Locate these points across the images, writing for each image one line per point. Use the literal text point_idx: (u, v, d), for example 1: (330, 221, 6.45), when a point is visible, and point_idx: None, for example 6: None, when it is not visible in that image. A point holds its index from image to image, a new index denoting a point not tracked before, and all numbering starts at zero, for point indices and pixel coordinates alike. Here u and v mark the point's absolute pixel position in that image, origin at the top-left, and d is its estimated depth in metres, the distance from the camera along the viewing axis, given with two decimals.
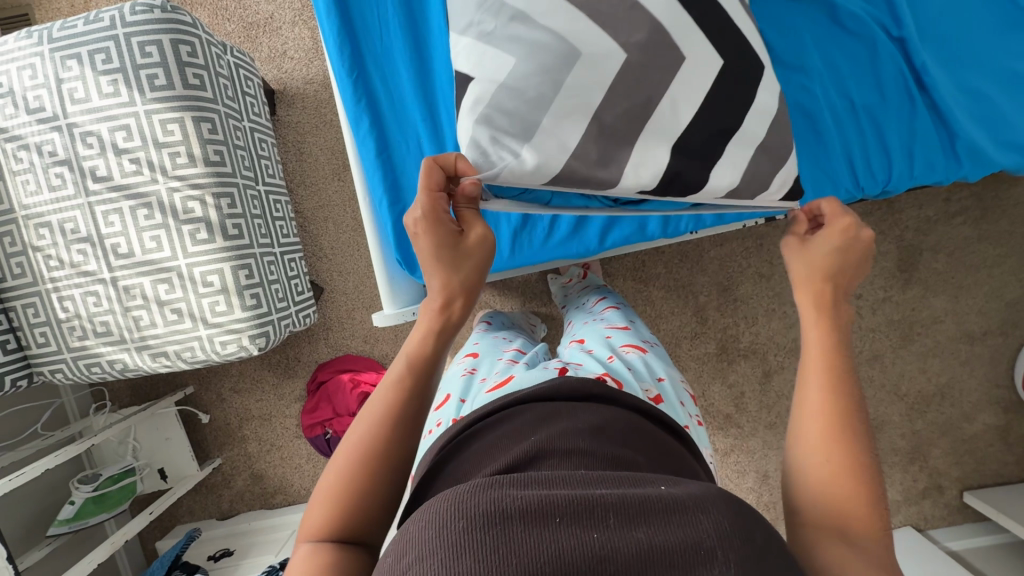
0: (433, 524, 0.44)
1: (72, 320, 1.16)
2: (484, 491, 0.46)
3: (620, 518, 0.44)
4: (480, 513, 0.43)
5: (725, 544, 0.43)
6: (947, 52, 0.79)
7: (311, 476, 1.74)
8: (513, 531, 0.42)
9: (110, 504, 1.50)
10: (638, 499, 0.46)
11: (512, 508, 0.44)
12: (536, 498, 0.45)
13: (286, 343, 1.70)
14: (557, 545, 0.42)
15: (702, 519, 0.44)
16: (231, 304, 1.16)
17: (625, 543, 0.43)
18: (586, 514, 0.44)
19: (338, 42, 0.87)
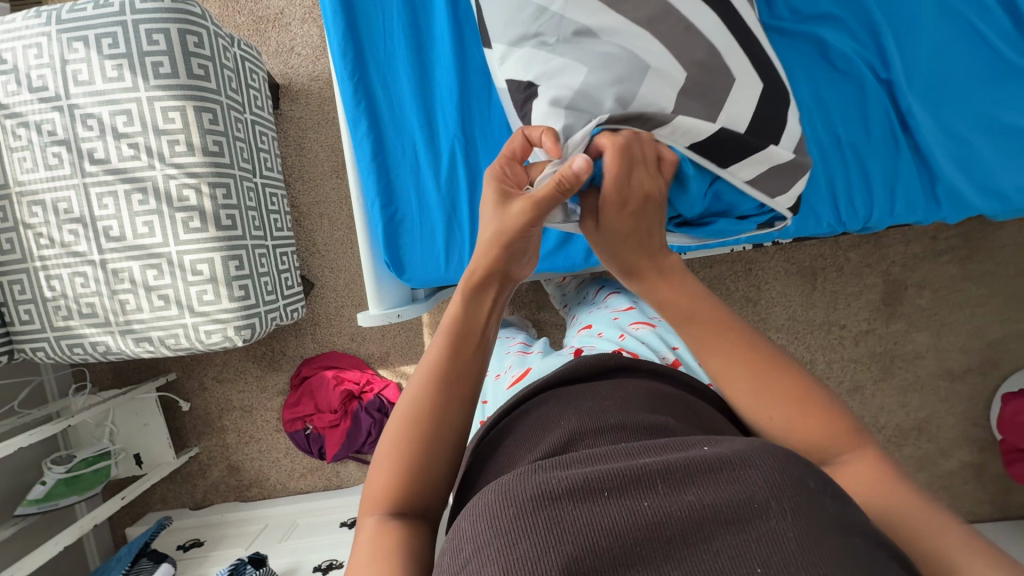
0: (484, 516, 0.45)
1: (58, 300, 1.16)
2: (528, 477, 0.47)
3: (667, 485, 0.45)
4: (528, 498, 0.44)
5: (780, 493, 0.42)
6: (930, 95, 0.82)
7: (288, 471, 1.73)
8: (563, 510, 0.43)
9: (82, 487, 1.48)
10: (683, 463, 0.46)
11: (558, 488, 0.45)
12: (581, 476, 0.46)
13: (272, 336, 1.70)
14: (611, 518, 0.43)
15: (754, 473, 0.44)
16: (219, 294, 1.16)
17: (676, 507, 0.43)
18: (632, 486, 0.45)
19: (340, 43, 0.88)
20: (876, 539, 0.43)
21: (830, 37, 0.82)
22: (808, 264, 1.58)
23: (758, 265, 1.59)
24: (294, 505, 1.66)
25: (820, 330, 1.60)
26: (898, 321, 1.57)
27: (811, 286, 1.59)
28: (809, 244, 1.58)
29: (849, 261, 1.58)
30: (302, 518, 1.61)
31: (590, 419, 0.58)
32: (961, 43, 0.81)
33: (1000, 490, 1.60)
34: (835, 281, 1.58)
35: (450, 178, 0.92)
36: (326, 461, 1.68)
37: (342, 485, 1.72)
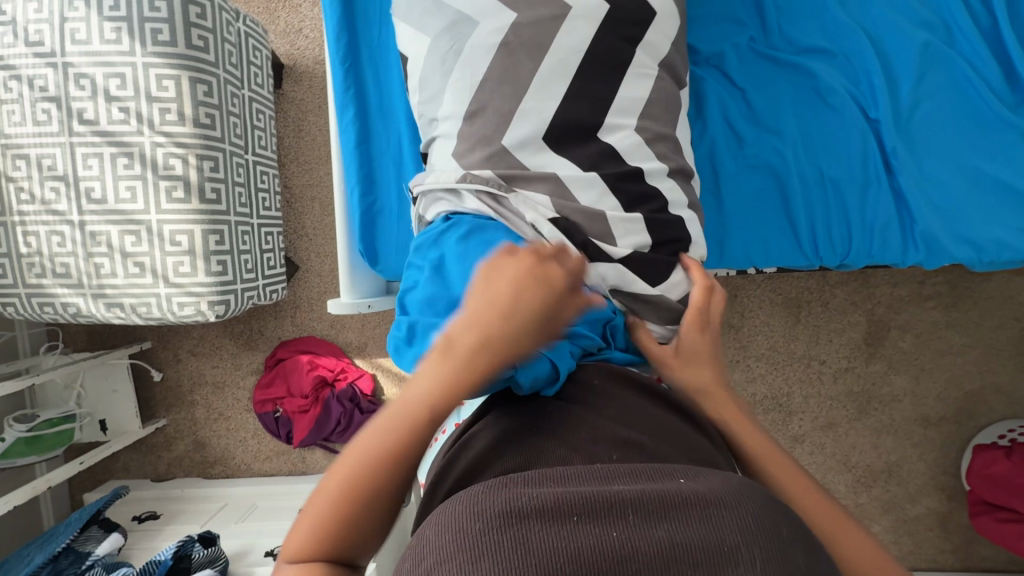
0: (454, 525, 0.45)
1: (33, 257, 1.14)
2: (498, 494, 0.47)
3: (639, 515, 0.45)
4: (495, 515, 0.45)
5: (751, 540, 0.43)
6: (916, 141, 0.82)
7: (254, 452, 1.72)
8: (531, 531, 0.43)
9: (42, 447, 1.47)
10: (658, 496, 0.46)
11: (527, 507, 0.45)
12: (552, 498, 0.46)
13: (252, 315, 1.69)
14: (576, 543, 0.43)
15: (729, 513, 0.45)
16: (195, 267, 1.15)
17: (643, 542, 0.43)
18: (605, 513, 0.45)
19: (336, 25, 0.88)
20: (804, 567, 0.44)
21: (818, 71, 0.83)
22: (793, 297, 1.58)
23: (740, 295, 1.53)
24: (256, 487, 1.65)
25: (799, 363, 1.59)
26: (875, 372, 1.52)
27: (795, 318, 1.58)
28: (796, 276, 1.58)
29: (835, 297, 1.58)
30: (262, 501, 1.60)
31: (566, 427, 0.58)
32: (951, 90, 0.81)
33: (963, 541, 1.59)
34: (819, 316, 1.58)
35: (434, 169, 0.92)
36: (292, 445, 1.67)
37: (307, 471, 1.70)
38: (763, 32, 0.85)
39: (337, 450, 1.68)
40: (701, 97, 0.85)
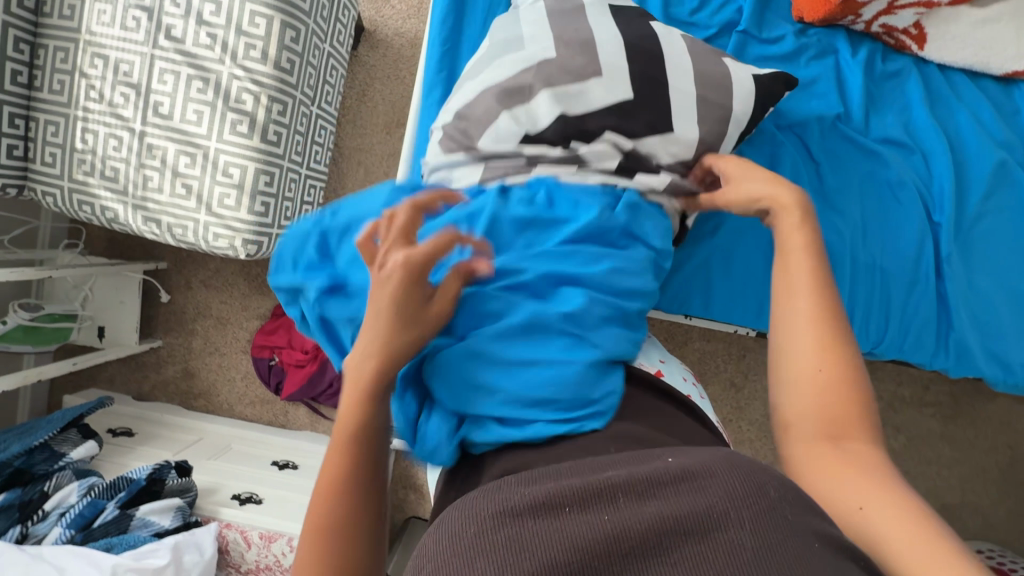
0: (463, 522, 0.47)
1: (86, 154, 1.15)
2: (492, 495, 0.49)
3: (630, 496, 0.48)
4: (490, 516, 0.47)
5: (737, 504, 0.45)
6: (971, 250, 0.84)
7: (239, 394, 1.72)
8: (525, 527, 0.46)
9: (39, 339, 1.47)
10: (646, 476, 0.48)
11: (522, 505, 0.47)
12: (545, 494, 0.48)
13: (272, 261, 1.69)
14: (572, 531, 0.45)
15: (715, 483, 0.47)
16: (239, 202, 1.16)
17: (635, 519, 0.45)
18: (594, 500, 0.48)
19: (444, 15, 0.96)
20: (812, 528, 0.45)
21: (889, 164, 0.85)
22: None
23: (750, 358, 1.47)
24: (235, 428, 1.65)
25: None
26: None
27: None
28: None
29: None
30: (236, 443, 1.59)
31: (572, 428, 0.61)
32: (1015, 209, 0.84)
33: None
34: None
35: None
36: (279, 396, 1.68)
37: (286, 426, 1.70)
38: (849, 113, 0.88)
39: (321, 412, 1.68)
40: (776, 158, 0.86)
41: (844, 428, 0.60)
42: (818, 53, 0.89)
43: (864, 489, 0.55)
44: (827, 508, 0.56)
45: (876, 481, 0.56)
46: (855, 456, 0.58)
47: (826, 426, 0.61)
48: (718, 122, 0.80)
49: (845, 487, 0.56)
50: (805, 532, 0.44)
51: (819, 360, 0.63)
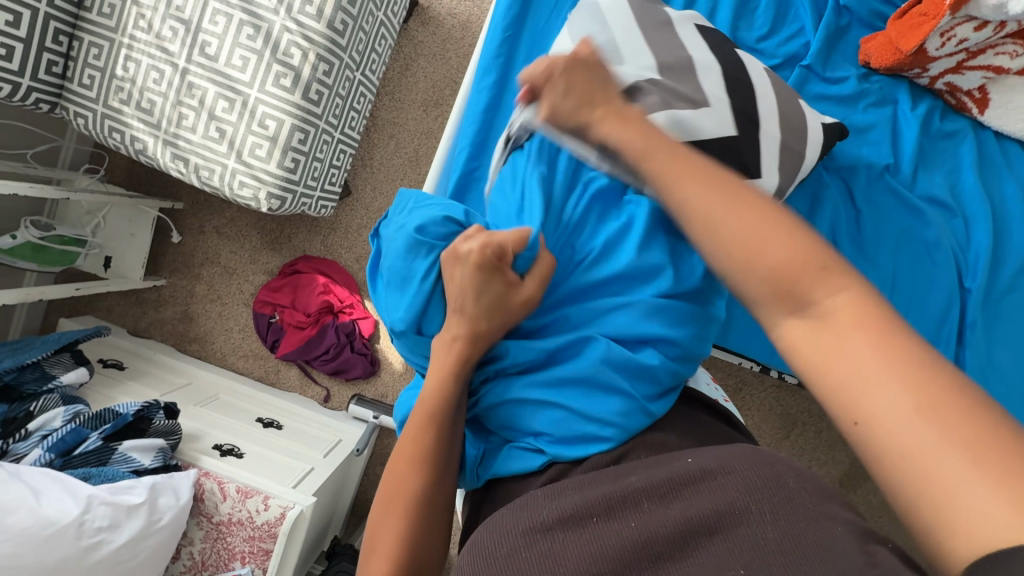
0: (493, 541, 0.53)
1: (125, 82, 1.14)
2: (521, 512, 0.56)
3: (654, 502, 0.51)
4: (522, 532, 0.53)
5: (758, 499, 0.47)
6: (993, 321, 0.84)
7: (234, 345, 1.71)
8: (555, 542, 0.50)
9: (44, 260, 1.46)
10: (666, 479, 0.52)
11: (551, 518, 0.53)
12: (571, 507, 0.53)
13: (288, 219, 1.68)
14: (601, 538, 0.49)
15: (735, 479, 0.50)
16: (270, 155, 1.15)
17: (661, 520, 0.49)
18: (621, 507, 0.52)
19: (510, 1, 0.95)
20: (833, 514, 0.45)
21: (929, 225, 0.85)
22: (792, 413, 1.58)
23: (747, 392, 1.47)
24: (227, 379, 1.64)
25: None
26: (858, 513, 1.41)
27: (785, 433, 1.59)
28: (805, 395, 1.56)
29: None
30: (223, 394, 1.57)
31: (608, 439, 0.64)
32: None
33: None
34: None
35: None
36: (274, 353, 1.68)
37: (276, 384, 1.69)
38: (896, 166, 0.87)
39: (312, 376, 1.68)
40: (818, 201, 0.87)
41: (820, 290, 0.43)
42: (878, 101, 0.89)
43: (869, 386, 0.38)
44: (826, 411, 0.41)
45: (860, 347, 0.39)
46: (833, 325, 0.41)
47: (781, 302, 0.44)
48: (788, 161, 0.80)
49: (851, 381, 0.39)
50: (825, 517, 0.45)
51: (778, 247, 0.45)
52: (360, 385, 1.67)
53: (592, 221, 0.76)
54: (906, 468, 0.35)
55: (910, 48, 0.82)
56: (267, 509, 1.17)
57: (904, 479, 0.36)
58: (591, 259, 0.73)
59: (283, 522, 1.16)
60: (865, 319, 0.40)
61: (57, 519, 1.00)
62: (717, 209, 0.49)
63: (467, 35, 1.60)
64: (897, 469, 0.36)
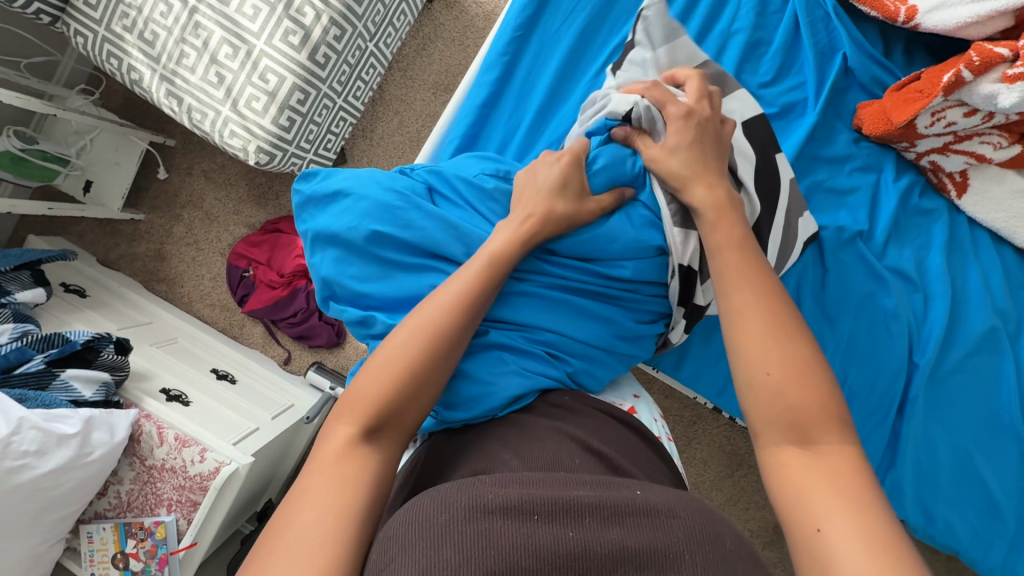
0: (429, 511, 0.54)
1: (131, 9, 1.12)
2: (466, 490, 0.56)
3: (595, 519, 0.53)
4: (462, 508, 0.53)
5: (694, 550, 0.50)
6: (935, 401, 0.86)
7: (203, 293, 1.69)
8: (494, 525, 0.51)
9: (22, 173, 1.42)
10: (613, 503, 0.54)
11: (493, 505, 0.54)
12: (517, 499, 0.54)
13: (278, 176, 1.66)
14: (534, 539, 0.51)
15: (677, 526, 0.52)
16: (266, 109, 1.13)
17: (599, 540, 0.51)
18: (563, 515, 0.54)
19: (526, 2, 0.96)
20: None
21: (889, 294, 0.86)
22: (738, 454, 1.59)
23: (699, 426, 1.49)
24: (190, 325, 1.62)
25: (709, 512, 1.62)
26: (782, 562, 1.45)
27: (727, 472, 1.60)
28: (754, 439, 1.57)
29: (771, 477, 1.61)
30: (183, 338, 1.56)
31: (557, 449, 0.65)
32: (989, 375, 0.86)
33: None
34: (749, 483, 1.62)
35: (532, 142, 0.93)
36: (241, 307, 1.66)
37: (238, 338, 1.68)
38: (870, 232, 0.89)
39: (275, 336, 1.67)
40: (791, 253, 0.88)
41: (818, 425, 0.58)
42: (863, 166, 0.90)
43: (828, 514, 0.52)
44: (788, 521, 0.54)
45: (822, 484, 0.54)
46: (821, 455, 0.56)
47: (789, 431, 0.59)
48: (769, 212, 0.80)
49: (816, 505, 0.53)
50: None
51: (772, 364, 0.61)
52: (322, 354, 1.66)
53: (561, 266, 0.77)
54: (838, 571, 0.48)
55: (901, 121, 0.83)
56: (201, 461, 1.16)
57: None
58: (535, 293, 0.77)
59: (216, 477, 1.15)
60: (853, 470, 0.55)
61: None
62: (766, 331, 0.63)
63: (489, 26, 1.58)
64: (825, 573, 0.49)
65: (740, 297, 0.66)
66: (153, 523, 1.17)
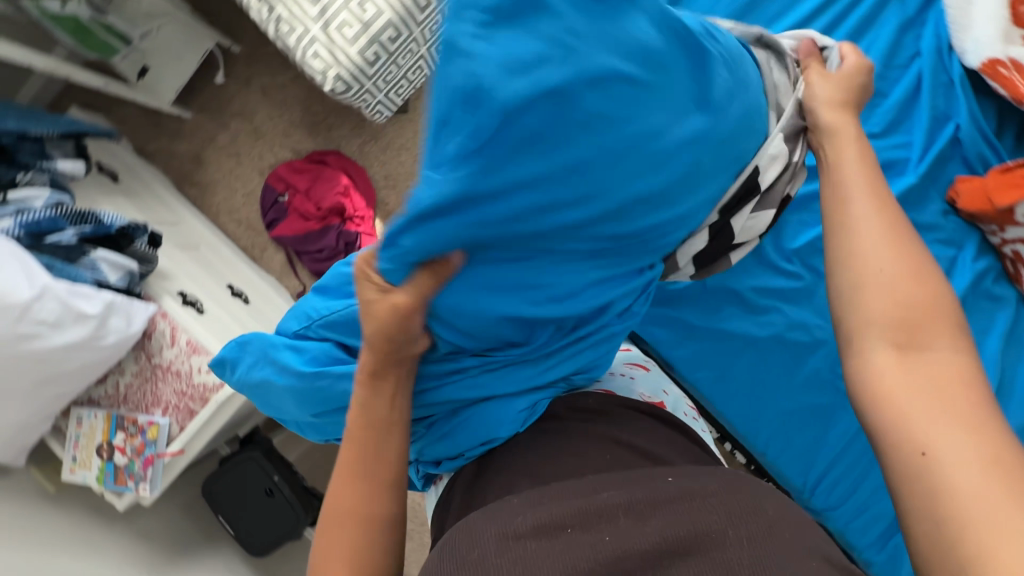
0: (461, 543, 0.56)
1: None
2: (493, 518, 0.57)
3: (630, 517, 0.54)
4: (493, 539, 0.54)
5: (737, 525, 0.52)
6: None
7: (233, 208, 1.66)
8: (527, 549, 0.52)
9: (84, 41, 1.38)
10: (645, 497, 0.56)
11: (523, 527, 0.54)
12: (546, 517, 0.55)
13: (336, 109, 1.63)
14: (570, 550, 0.52)
15: (717, 505, 0.54)
16: (355, 39, 1.11)
17: (637, 537, 0.52)
18: (596, 521, 0.55)
19: None
20: None
21: None
22: None
23: None
24: (214, 236, 1.59)
25: None
26: None
27: None
28: None
29: None
30: (205, 247, 1.53)
31: (578, 462, 0.65)
32: None
33: None
34: None
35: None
36: (268, 231, 1.63)
37: (257, 261, 1.66)
38: None
39: (295, 268, 1.64)
40: None
41: (925, 337, 0.55)
42: (946, 240, 0.91)
43: (941, 435, 0.49)
44: (892, 448, 0.51)
45: (944, 403, 0.50)
46: (927, 369, 0.53)
47: (896, 334, 0.56)
48: None
49: (918, 426, 0.50)
50: (806, 549, 0.51)
51: (877, 266, 0.59)
52: None
53: (513, 334, 0.62)
54: (954, 500, 0.46)
55: (1002, 204, 0.84)
56: (208, 371, 1.15)
57: (951, 512, 0.46)
58: (503, 333, 0.61)
59: (218, 390, 1.14)
60: (966, 377, 0.52)
61: (5, 294, 0.94)
62: (869, 242, 0.60)
63: None
64: (950, 505, 0.46)
65: (858, 208, 0.61)
66: (147, 422, 1.16)
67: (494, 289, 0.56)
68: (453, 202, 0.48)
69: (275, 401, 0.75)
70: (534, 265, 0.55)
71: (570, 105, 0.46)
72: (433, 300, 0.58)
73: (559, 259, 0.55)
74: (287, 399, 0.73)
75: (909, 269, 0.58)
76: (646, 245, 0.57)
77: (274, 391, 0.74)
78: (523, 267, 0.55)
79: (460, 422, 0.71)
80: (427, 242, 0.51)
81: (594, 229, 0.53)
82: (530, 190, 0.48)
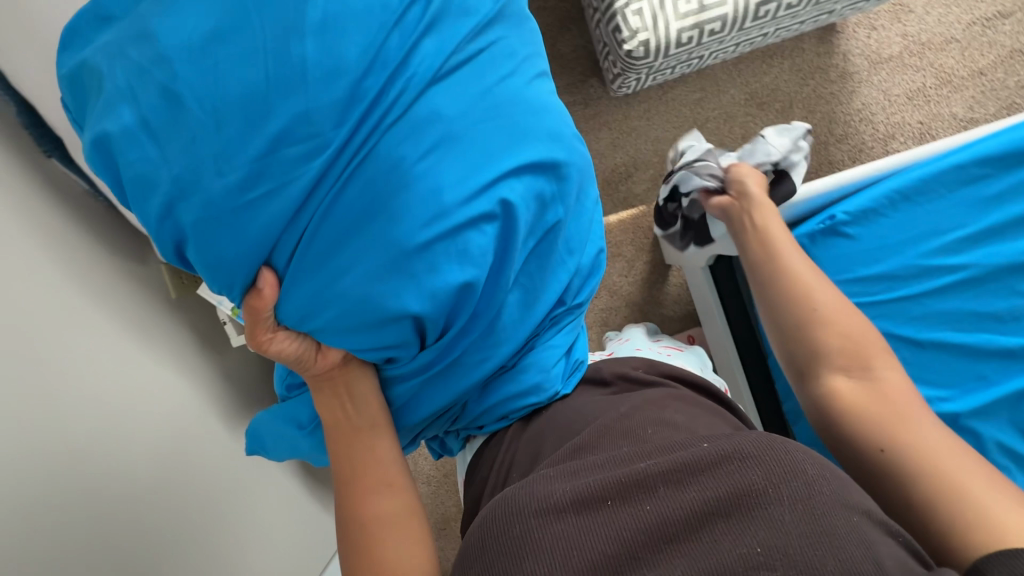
0: (511, 505, 0.67)
1: None
2: (529, 491, 0.68)
3: (669, 485, 0.66)
4: (530, 513, 0.65)
5: (775, 484, 0.61)
6: None
7: None
8: (568, 520, 0.64)
9: None
10: (682, 467, 0.66)
11: (564, 502, 0.66)
12: (585, 491, 0.67)
13: (568, 57, 1.59)
14: (612, 519, 0.64)
15: (754, 466, 0.64)
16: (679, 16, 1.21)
17: (673, 504, 0.64)
18: (635, 494, 0.66)
19: (1001, 159, 1.24)
20: None
21: None
22: None
23: None
24: None
25: None
26: None
27: None
28: None
29: None
30: None
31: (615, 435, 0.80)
32: None
33: None
34: None
35: (960, 249, 1.24)
36: None
37: None
38: None
39: None
40: None
41: (856, 366, 0.92)
42: None
43: (890, 439, 0.82)
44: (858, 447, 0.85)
45: (902, 420, 0.84)
46: (876, 391, 0.89)
47: (845, 369, 0.92)
48: None
49: (876, 434, 0.84)
50: (844, 507, 0.60)
51: (818, 306, 0.97)
52: None
53: (361, 308, 0.74)
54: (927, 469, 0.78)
55: None
56: None
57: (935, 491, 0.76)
58: (386, 292, 0.72)
59: None
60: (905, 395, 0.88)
61: None
62: (826, 296, 0.98)
63: (838, 84, 1.56)
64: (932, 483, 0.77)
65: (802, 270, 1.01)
66: None
67: (319, 265, 0.72)
68: (177, 232, 0.70)
69: (303, 454, 1.02)
70: (322, 208, 0.70)
71: (185, 80, 0.63)
72: (280, 317, 0.79)
73: (332, 186, 0.69)
74: (307, 448, 1.00)
75: (839, 312, 0.96)
76: (370, 135, 0.69)
77: (296, 445, 0.99)
78: (326, 215, 0.70)
79: (488, 396, 0.94)
80: (231, 264, 0.72)
81: (304, 141, 0.66)
82: (230, 177, 0.66)
